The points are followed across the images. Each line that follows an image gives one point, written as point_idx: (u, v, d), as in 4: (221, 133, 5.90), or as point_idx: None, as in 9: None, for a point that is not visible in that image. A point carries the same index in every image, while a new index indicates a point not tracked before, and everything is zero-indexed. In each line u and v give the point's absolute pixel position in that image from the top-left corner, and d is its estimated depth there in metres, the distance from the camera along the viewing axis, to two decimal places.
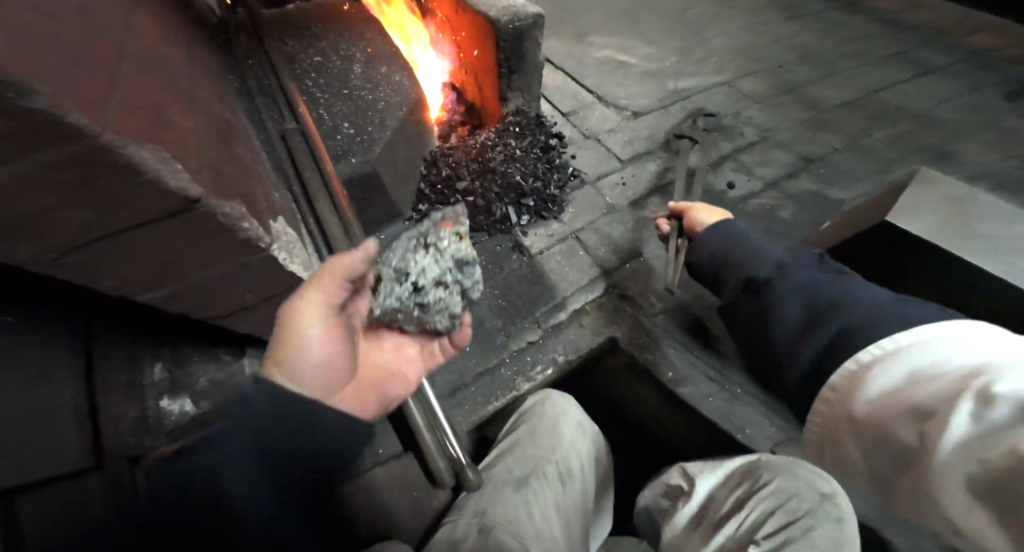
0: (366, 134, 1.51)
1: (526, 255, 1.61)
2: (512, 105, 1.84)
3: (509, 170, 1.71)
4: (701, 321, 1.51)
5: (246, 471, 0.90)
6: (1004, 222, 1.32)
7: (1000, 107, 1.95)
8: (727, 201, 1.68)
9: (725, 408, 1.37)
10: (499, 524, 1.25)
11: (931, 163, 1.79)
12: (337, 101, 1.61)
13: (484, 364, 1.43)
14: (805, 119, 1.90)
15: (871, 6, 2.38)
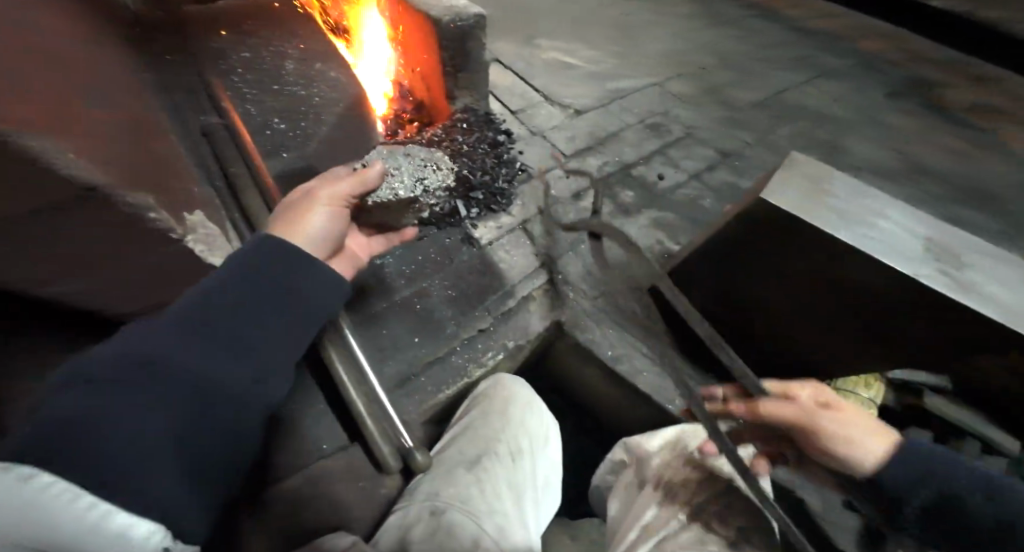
0: (301, 129, 1.65)
1: (476, 246, 1.52)
2: (460, 103, 1.76)
3: (456, 164, 1.63)
4: (639, 301, 1.47)
5: (176, 436, 0.72)
6: (857, 201, 1.10)
7: (885, 105, 2.24)
8: (656, 192, 1.72)
9: (675, 388, 1.34)
10: (452, 503, 1.12)
11: (825, 155, 1.95)
12: (267, 97, 1.70)
13: (434, 353, 1.34)
14: (722, 118, 1.99)
15: (785, 16, 2.69)
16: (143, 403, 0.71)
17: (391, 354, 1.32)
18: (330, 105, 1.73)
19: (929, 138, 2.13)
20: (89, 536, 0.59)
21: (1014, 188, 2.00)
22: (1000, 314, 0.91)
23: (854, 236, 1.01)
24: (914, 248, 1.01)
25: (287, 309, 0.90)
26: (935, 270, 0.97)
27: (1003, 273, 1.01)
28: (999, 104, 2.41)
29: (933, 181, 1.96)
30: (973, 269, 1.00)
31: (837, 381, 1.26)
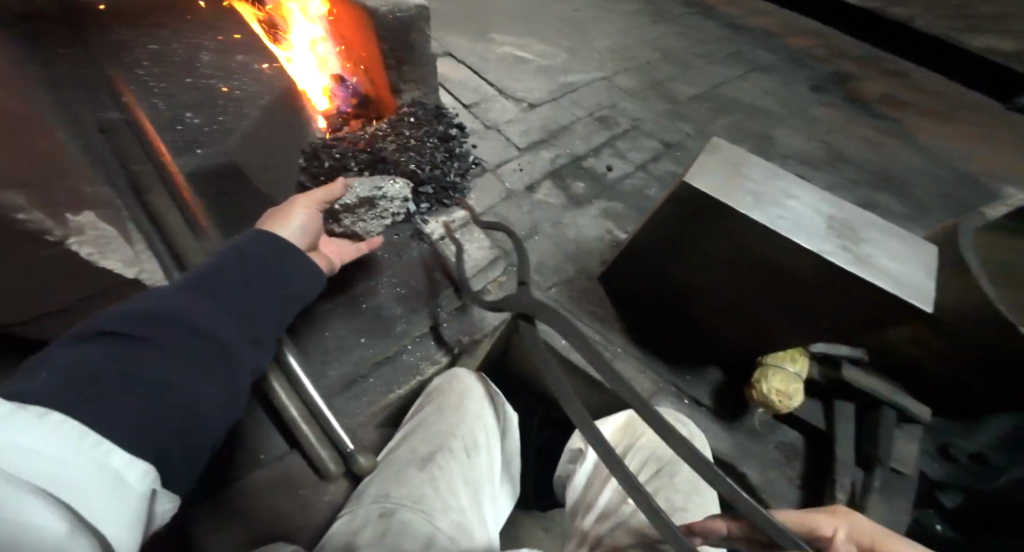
0: (218, 125, 1.67)
1: (426, 242, 1.57)
2: (407, 97, 1.79)
3: (402, 159, 1.64)
4: (588, 292, 1.59)
5: (191, 388, 0.80)
6: (769, 179, 1.17)
7: (810, 98, 2.45)
8: (606, 183, 1.83)
9: (623, 371, 1.45)
10: (404, 504, 1.06)
11: (757, 146, 2.13)
12: (182, 91, 1.68)
13: (384, 353, 1.39)
14: (666, 110, 2.12)
15: (722, 13, 2.85)
16: (153, 355, 0.79)
17: (336, 355, 1.35)
18: (254, 100, 1.74)
19: (847, 128, 2.36)
20: (97, 472, 0.60)
21: (917, 173, 2.26)
22: (894, 286, 1.03)
23: (766, 216, 1.08)
24: (817, 227, 1.10)
25: (275, 287, 1.01)
26: (836, 246, 1.07)
27: (894, 245, 1.13)
28: (907, 97, 2.68)
29: (850, 168, 2.18)
30: (869, 244, 1.11)
31: (768, 355, 1.42)
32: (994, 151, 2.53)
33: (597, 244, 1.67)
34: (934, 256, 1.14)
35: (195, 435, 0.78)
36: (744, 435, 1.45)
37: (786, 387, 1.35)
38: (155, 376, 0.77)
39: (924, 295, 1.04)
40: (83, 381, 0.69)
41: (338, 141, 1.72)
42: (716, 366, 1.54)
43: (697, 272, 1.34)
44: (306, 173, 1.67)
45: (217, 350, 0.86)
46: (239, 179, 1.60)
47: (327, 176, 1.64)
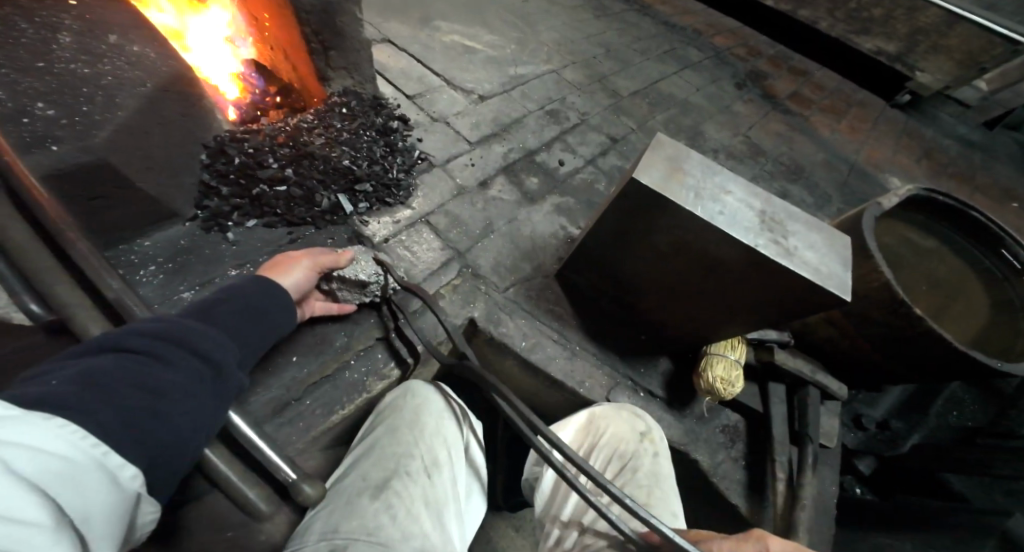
0: (82, 115, 1.21)
1: (370, 244, 1.50)
2: (337, 86, 1.70)
3: (333, 154, 1.56)
4: (546, 289, 1.64)
5: (191, 393, 0.76)
6: (707, 175, 1.26)
7: (733, 95, 2.64)
8: (559, 178, 1.88)
9: (581, 370, 1.53)
10: (357, 537, 0.99)
11: (690, 141, 2.27)
12: (27, 76, 1.17)
13: (322, 372, 1.31)
14: (610, 105, 2.20)
15: (654, 10, 2.95)
16: (153, 366, 0.74)
17: (259, 377, 1.23)
18: (130, 86, 1.30)
19: (765, 124, 2.58)
20: (92, 472, 0.58)
21: (821, 165, 2.55)
22: (810, 273, 1.15)
23: (705, 211, 1.18)
24: (750, 219, 1.21)
25: (258, 315, 0.99)
26: (767, 239, 1.18)
27: (813, 238, 1.25)
28: (810, 94, 2.99)
29: (769, 162, 2.41)
30: (792, 233, 1.23)
31: (712, 346, 1.58)
32: (878, 142, 2.92)
33: (552, 241, 1.73)
34: (848, 245, 1.27)
35: (185, 453, 0.73)
36: (691, 417, 1.61)
37: (728, 375, 1.50)
38: (157, 388, 0.72)
39: (838, 283, 1.17)
40: (87, 390, 0.64)
41: (249, 134, 1.52)
42: (666, 356, 1.68)
43: (640, 269, 1.46)
44: (210, 169, 1.42)
45: (213, 368, 0.82)
46: (114, 180, 1.20)
47: (238, 174, 1.43)
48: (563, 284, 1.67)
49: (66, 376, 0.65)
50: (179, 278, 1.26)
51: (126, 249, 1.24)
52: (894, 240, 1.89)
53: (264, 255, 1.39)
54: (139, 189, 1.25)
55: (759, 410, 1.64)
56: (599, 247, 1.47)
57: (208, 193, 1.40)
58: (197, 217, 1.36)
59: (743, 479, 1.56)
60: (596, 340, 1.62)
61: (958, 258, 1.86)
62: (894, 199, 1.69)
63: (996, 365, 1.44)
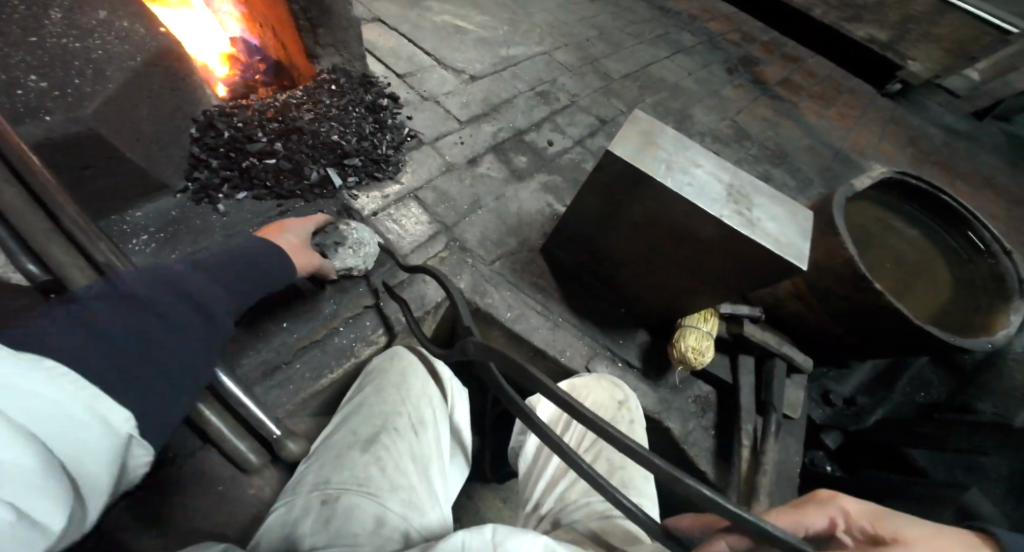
0: (73, 88, 1.11)
1: (357, 217, 1.57)
2: (327, 63, 1.73)
3: (323, 129, 1.61)
4: (531, 264, 1.71)
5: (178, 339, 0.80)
6: (678, 149, 1.33)
7: (724, 79, 2.65)
8: (547, 157, 1.93)
9: (562, 340, 1.62)
10: (347, 489, 1.07)
11: (677, 124, 2.30)
12: (17, 50, 1.03)
13: (312, 337, 1.39)
14: (601, 87, 2.19)
15: None
16: (143, 314, 0.77)
17: (252, 342, 1.31)
18: (120, 61, 1.19)
19: (752, 109, 2.62)
20: (87, 419, 0.58)
21: (805, 151, 2.64)
22: (772, 243, 1.22)
23: (675, 185, 1.25)
24: (718, 192, 1.28)
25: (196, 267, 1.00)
26: (733, 210, 1.26)
27: (776, 210, 1.32)
28: (801, 80, 3.02)
29: (755, 146, 2.47)
30: (759, 209, 1.30)
31: (687, 319, 1.68)
32: (865, 129, 2.99)
33: (539, 217, 1.79)
34: (810, 218, 1.34)
35: (178, 393, 0.76)
36: (665, 386, 1.71)
37: (699, 344, 1.60)
38: (138, 332, 0.75)
39: (798, 252, 1.24)
40: (74, 338, 0.65)
41: (238, 109, 1.57)
42: (644, 329, 1.77)
43: (618, 244, 1.53)
44: (200, 143, 1.48)
45: (198, 313, 0.87)
46: (99, 152, 1.22)
47: (227, 147, 1.50)
48: (549, 259, 1.74)
49: (55, 323, 0.66)
50: (170, 246, 1.36)
51: (118, 219, 1.36)
52: (866, 219, 1.98)
53: (254, 226, 1.46)
54: (129, 159, 1.29)
55: (730, 381, 1.74)
56: (584, 223, 1.55)
57: (197, 165, 1.48)
58: (187, 189, 1.47)
59: (713, 446, 1.67)
60: (580, 313, 1.70)
61: (925, 239, 1.95)
62: (867, 180, 1.78)
63: (949, 338, 1.52)
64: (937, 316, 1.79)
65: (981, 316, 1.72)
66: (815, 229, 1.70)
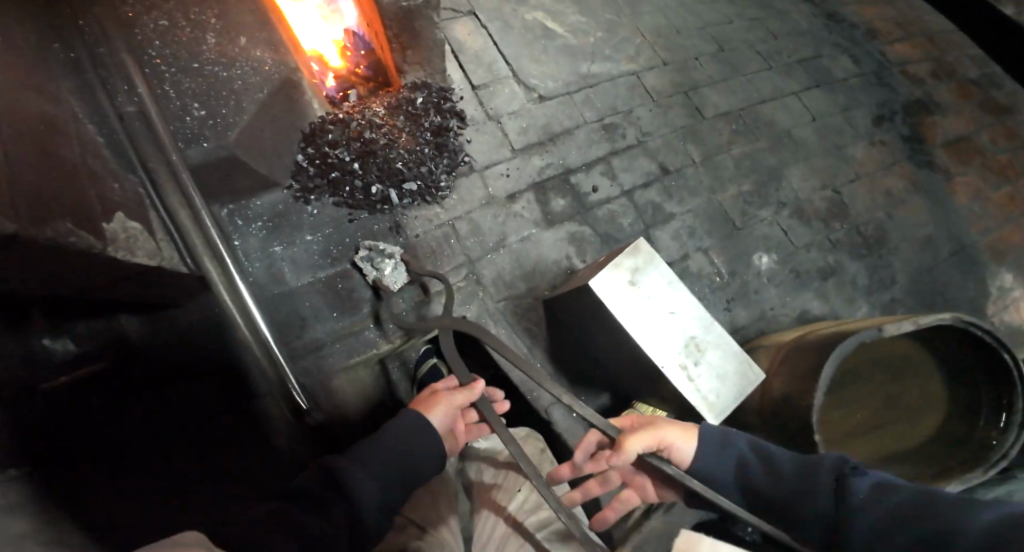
0: (221, 117, 1.38)
1: (403, 237, 1.75)
2: (411, 77, 1.84)
3: (391, 154, 1.73)
4: (530, 306, 1.81)
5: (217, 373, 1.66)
6: (656, 289, 1.54)
7: (867, 129, 2.36)
8: (585, 204, 1.92)
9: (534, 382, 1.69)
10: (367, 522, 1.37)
11: (757, 184, 2.12)
12: (186, 76, 1.36)
13: (351, 327, 1.70)
14: (682, 127, 2.10)
15: None
16: (208, 347, 1.64)
17: (312, 322, 1.66)
18: (251, 93, 1.42)
19: (874, 178, 2.27)
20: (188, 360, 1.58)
21: (913, 242, 2.22)
22: (698, 400, 1.49)
23: (632, 322, 1.48)
24: (675, 343, 1.52)
25: (257, 322, 1.53)
26: (679, 362, 1.50)
27: (723, 365, 1.55)
28: (984, 142, 2.49)
29: (843, 228, 2.15)
30: (707, 363, 1.53)
31: (638, 406, 1.79)
32: None
33: (554, 268, 1.85)
34: (756, 380, 1.56)
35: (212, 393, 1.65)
36: None
37: None
38: (200, 351, 1.63)
39: (719, 409, 1.50)
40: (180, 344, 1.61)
41: (336, 124, 1.71)
42: (608, 394, 1.88)
43: (606, 338, 1.61)
44: (304, 153, 1.70)
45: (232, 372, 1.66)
46: (240, 165, 1.48)
47: (319, 160, 1.71)
48: (548, 304, 1.78)
49: (181, 331, 1.61)
50: (274, 237, 1.68)
51: (247, 205, 1.67)
52: (882, 352, 1.98)
53: (333, 234, 1.72)
54: (254, 169, 1.53)
55: None
56: (584, 308, 1.59)
57: (298, 172, 1.70)
58: (293, 187, 1.71)
59: None
60: (556, 363, 1.82)
61: (940, 385, 1.89)
62: (903, 329, 1.49)
63: None
64: (898, 458, 1.79)
65: (936, 466, 1.70)
66: (799, 367, 1.59)
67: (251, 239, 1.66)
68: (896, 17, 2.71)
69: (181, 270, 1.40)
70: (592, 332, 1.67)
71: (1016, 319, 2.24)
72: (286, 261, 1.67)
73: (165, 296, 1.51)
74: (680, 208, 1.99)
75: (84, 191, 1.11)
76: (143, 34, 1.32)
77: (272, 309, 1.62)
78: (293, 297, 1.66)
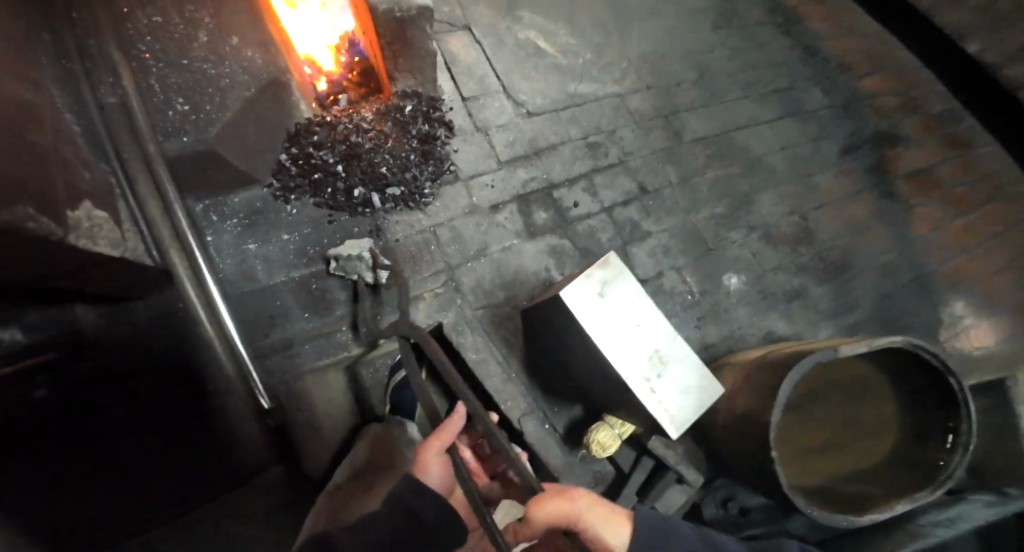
0: (205, 113, 1.36)
1: (384, 240, 1.76)
2: (401, 85, 1.84)
3: (375, 159, 1.75)
4: (508, 316, 1.84)
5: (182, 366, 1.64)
6: (626, 302, 1.60)
7: (834, 159, 2.49)
8: (566, 219, 1.97)
9: (508, 392, 1.67)
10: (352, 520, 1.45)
11: (729, 207, 2.21)
12: (173, 72, 1.35)
13: (321, 329, 1.70)
14: (662, 149, 2.17)
15: (802, 31, 2.78)
16: (173, 340, 1.62)
17: (281, 322, 1.65)
18: (239, 90, 1.40)
19: (839, 207, 2.39)
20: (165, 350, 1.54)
21: (874, 270, 2.34)
22: (661, 414, 1.53)
23: (601, 336, 1.53)
24: (642, 357, 1.57)
25: (224, 319, 1.51)
26: (644, 376, 1.55)
27: (686, 381, 1.60)
28: (942, 175, 2.64)
29: (808, 253, 2.26)
30: (669, 376, 1.58)
31: (609, 417, 1.79)
32: (983, 257, 2.53)
33: (533, 279, 1.89)
34: (715, 396, 1.62)
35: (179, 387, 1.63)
36: (577, 457, 1.87)
37: (603, 442, 1.72)
38: (164, 346, 1.61)
39: (680, 423, 1.56)
40: (143, 337, 1.59)
41: (323, 125, 1.73)
42: (579, 405, 1.92)
43: (580, 350, 1.65)
44: (287, 152, 1.69)
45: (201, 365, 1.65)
46: (219, 161, 1.46)
47: (303, 161, 1.70)
48: (526, 314, 1.82)
49: (145, 323, 1.59)
50: (249, 234, 1.66)
51: (223, 201, 1.65)
52: (839, 373, 2.04)
53: (311, 235, 1.71)
54: (233, 165, 1.52)
55: (625, 469, 1.93)
56: (560, 320, 1.63)
57: (280, 171, 1.69)
58: (273, 185, 1.69)
59: None
60: (531, 372, 1.85)
61: (890, 408, 1.99)
62: (858, 350, 1.57)
63: (847, 522, 1.55)
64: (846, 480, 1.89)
65: (881, 489, 1.80)
66: (762, 384, 1.66)
67: (225, 235, 1.64)
68: (867, 55, 2.87)
69: (145, 263, 1.40)
70: (567, 344, 1.71)
71: (966, 346, 2.37)
72: (259, 259, 1.65)
73: (125, 292, 1.49)
74: (657, 227, 2.07)
75: (52, 176, 1.09)
76: (136, 31, 1.30)
77: (238, 306, 1.60)
78: (264, 295, 1.65)
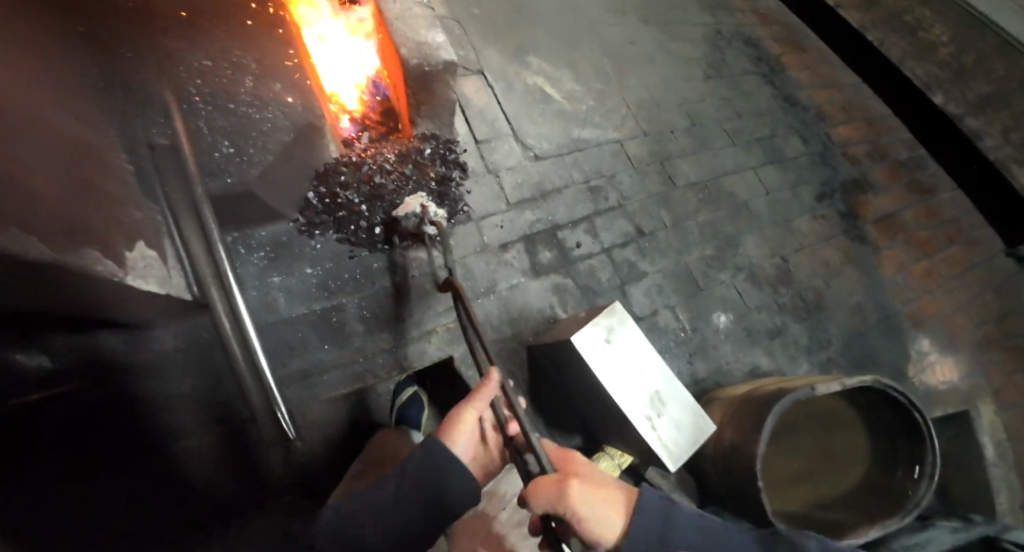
0: (247, 156, 1.40)
1: (401, 276, 1.86)
2: (421, 128, 1.94)
3: (397, 199, 1.82)
4: (514, 351, 1.91)
5: (196, 388, 1.63)
6: (633, 341, 1.71)
7: (811, 204, 2.66)
8: (568, 259, 2.06)
9: None
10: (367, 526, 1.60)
11: (717, 248, 2.34)
12: (220, 116, 1.33)
13: (339, 360, 1.72)
14: (656, 194, 2.30)
15: (783, 80, 2.98)
16: (185, 364, 1.62)
17: (299, 353, 1.68)
18: (278, 135, 1.43)
19: (815, 250, 2.55)
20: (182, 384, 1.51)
21: (848, 309, 2.51)
22: (661, 449, 1.62)
23: (609, 377, 1.62)
24: (646, 395, 1.66)
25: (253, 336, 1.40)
26: (647, 413, 1.65)
27: (685, 419, 1.70)
28: (907, 219, 2.85)
29: (789, 293, 2.41)
30: (667, 416, 1.67)
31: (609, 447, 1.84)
32: (944, 297, 2.73)
33: (538, 316, 1.97)
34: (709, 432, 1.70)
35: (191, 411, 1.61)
36: None
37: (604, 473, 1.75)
38: (175, 372, 1.61)
39: (677, 456, 1.65)
40: (155, 364, 1.60)
41: (348, 166, 1.80)
42: (580, 436, 1.99)
43: (587, 386, 1.72)
44: (315, 191, 1.77)
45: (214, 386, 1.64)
46: (255, 200, 1.51)
47: (328, 199, 1.78)
48: (532, 350, 1.89)
49: (161, 349, 1.61)
50: (273, 267, 1.71)
51: (250, 233, 1.70)
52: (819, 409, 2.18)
53: (332, 271, 1.77)
54: (266, 203, 1.55)
55: None
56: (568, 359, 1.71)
57: (306, 208, 1.77)
58: (298, 220, 1.75)
59: None
60: (537, 405, 1.92)
61: (866, 441, 2.12)
62: (831, 389, 1.71)
63: None
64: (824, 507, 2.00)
65: (855, 517, 1.92)
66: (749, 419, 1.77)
67: (249, 267, 1.68)
68: (843, 103, 3.08)
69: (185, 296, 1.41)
70: (576, 380, 1.78)
71: (931, 380, 2.53)
72: (282, 290, 1.69)
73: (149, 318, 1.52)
74: (652, 267, 2.18)
75: (98, 217, 1.11)
76: (187, 73, 1.26)
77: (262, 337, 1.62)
78: (283, 327, 1.68)
